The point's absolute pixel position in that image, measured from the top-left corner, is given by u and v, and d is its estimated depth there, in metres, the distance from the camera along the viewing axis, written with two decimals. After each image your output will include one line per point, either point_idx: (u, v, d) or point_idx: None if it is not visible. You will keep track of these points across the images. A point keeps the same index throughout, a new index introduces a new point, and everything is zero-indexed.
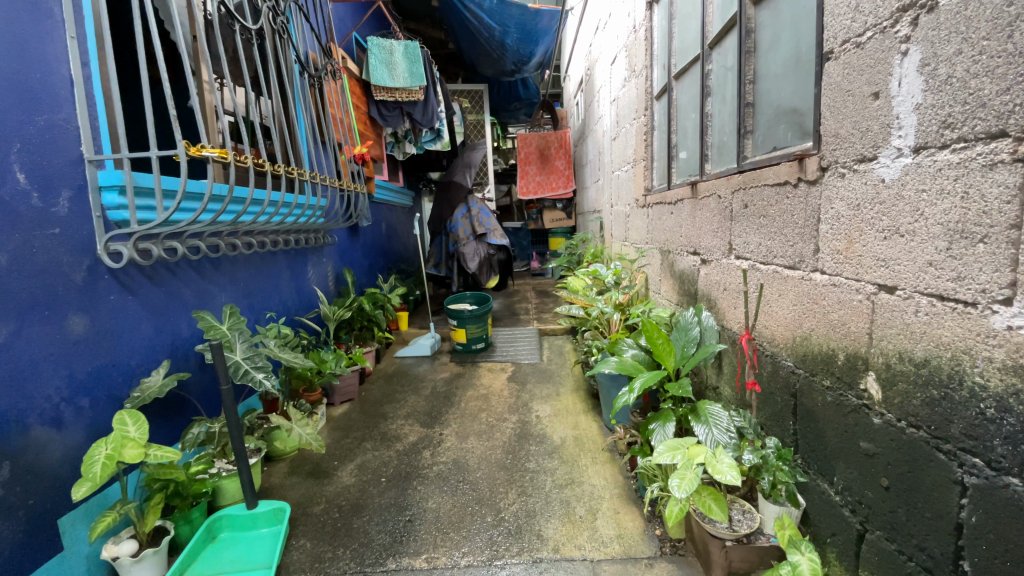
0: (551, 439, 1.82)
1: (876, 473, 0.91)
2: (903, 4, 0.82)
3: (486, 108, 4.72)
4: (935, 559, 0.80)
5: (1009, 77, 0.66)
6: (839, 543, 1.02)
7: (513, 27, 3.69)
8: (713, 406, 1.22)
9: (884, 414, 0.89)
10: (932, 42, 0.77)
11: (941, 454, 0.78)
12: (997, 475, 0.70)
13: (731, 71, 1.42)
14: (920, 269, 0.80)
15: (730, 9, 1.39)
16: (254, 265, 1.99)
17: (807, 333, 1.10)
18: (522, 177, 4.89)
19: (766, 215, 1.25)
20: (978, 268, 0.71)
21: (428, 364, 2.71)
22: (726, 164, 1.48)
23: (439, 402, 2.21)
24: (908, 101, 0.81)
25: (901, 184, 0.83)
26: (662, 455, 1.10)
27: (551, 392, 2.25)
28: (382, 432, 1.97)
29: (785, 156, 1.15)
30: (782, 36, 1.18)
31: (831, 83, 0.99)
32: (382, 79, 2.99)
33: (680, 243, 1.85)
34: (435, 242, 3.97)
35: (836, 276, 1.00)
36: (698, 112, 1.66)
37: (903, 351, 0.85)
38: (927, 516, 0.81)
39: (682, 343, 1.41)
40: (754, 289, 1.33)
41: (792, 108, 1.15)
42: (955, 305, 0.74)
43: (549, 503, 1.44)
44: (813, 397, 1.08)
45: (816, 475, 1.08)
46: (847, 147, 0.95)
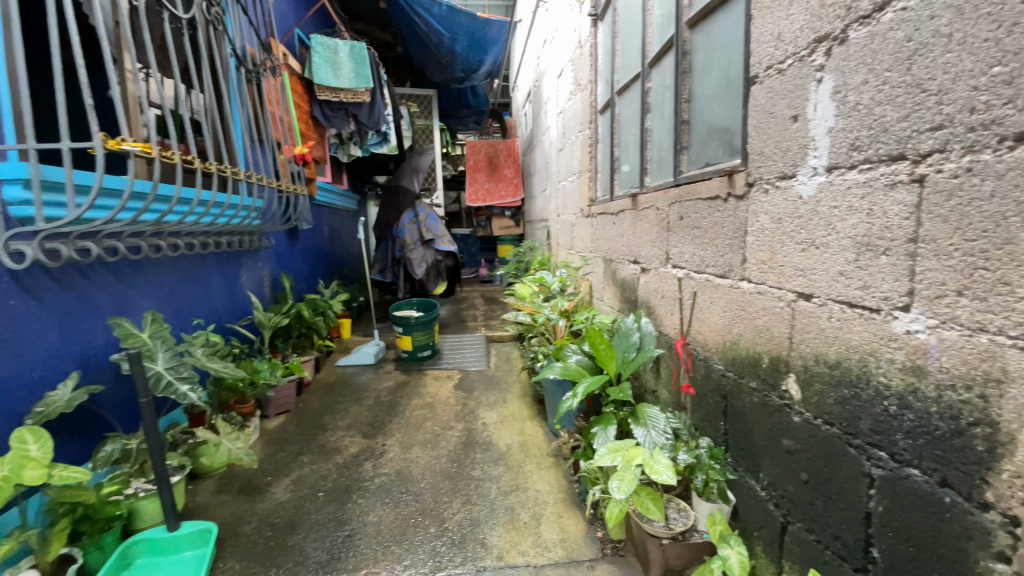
0: (497, 446, 1.81)
1: (797, 468, 0.98)
2: (818, 36, 0.90)
3: (434, 113, 4.70)
4: (848, 547, 0.87)
5: (907, 106, 0.74)
6: (765, 536, 1.07)
7: (463, 34, 3.78)
8: (652, 409, 1.27)
9: (803, 413, 0.96)
10: (843, 70, 0.85)
11: (852, 449, 0.85)
12: (900, 466, 0.77)
13: (669, 90, 1.49)
14: (832, 278, 0.88)
15: (667, 31, 1.46)
16: (179, 268, 1.85)
17: (735, 338, 1.17)
18: (470, 184, 4.87)
19: (700, 226, 1.32)
20: (881, 278, 0.78)
21: (371, 373, 2.63)
22: (664, 178, 1.56)
23: (382, 412, 2.14)
24: (823, 124, 0.90)
25: (816, 201, 0.91)
26: (604, 457, 1.13)
27: (497, 399, 2.24)
28: (320, 444, 1.88)
29: (716, 172, 1.23)
30: (714, 60, 1.26)
31: (757, 105, 1.08)
32: (325, 79, 2.91)
33: (621, 252, 1.91)
34: (380, 247, 3.89)
35: (761, 285, 1.07)
36: (638, 127, 1.73)
37: (819, 354, 0.92)
38: (841, 507, 0.88)
39: (623, 348, 1.46)
40: (688, 297, 1.40)
41: (723, 127, 1.23)
42: (862, 311, 0.82)
43: (493, 511, 1.43)
44: (741, 398, 1.15)
45: (744, 471, 1.14)
46: (770, 165, 1.03)
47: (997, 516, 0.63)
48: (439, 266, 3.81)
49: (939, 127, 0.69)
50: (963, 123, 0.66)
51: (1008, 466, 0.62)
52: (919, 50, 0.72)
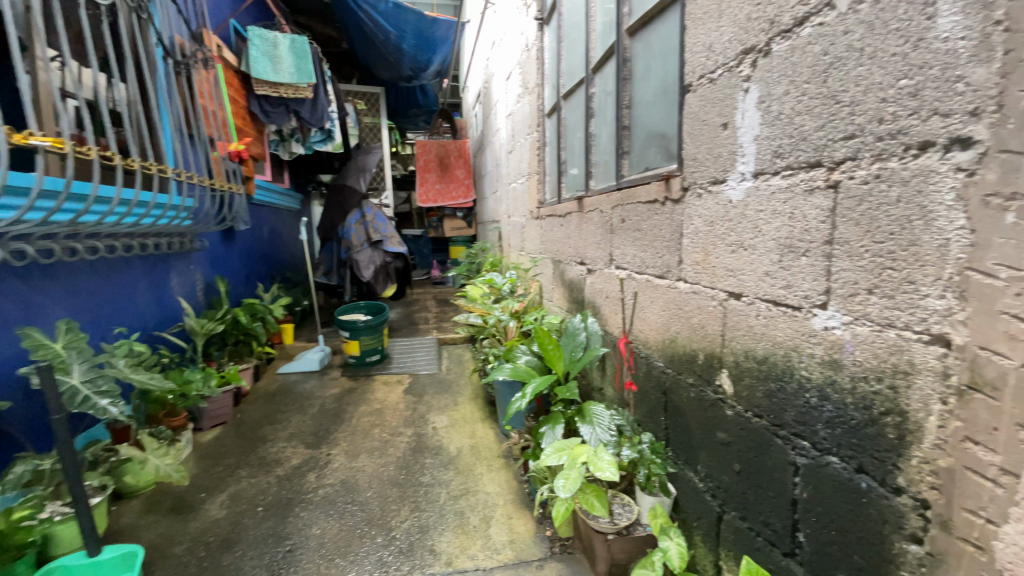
0: (447, 450, 1.79)
1: (731, 459, 1.03)
2: (745, 48, 0.95)
3: (382, 112, 4.61)
4: (777, 532, 0.92)
5: (823, 116, 0.80)
6: (704, 526, 1.12)
7: (410, 33, 3.76)
8: (597, 406, 1.30)
9: (735, 407, 1.01)
10: (767, 81, 0.91)
11: (779, 439, 0.90)
12: (821, 454, 0.82)
13: (611, 96, 1.53)
14: (759, 277, 0.93)
15: (609, 38, 1.50)
16: (98, 273, 1.71)
17: (673, 336, 1.22)
18: (421, 185, 4.79)
19: (640, 229, 1.37)
20: (802, 278, 0.84)
21: (316, 380, 2.53)
22: (607, 182, 1.60)
23: (327, 420, 2.07)
24: (750, 132, 0.95)
25: (745, 205, 0.97)
26: (550, 457, 1.14)
27: (448, 402, 2.22)
28: (259, 457, 1.79)
29: (654, 176, 1.28)
30: (652, 68, 1.31)
31: (691, 113, 1.13)
32: (264, 73, 2.79)
33: (569, 253, 1.94)
34: (326, 249, 3.77)
35: (696, 285, 1.13)
36: (583, 132, 1.76)
37: (748, 350, 0.97)
38: (770, 495, 0.93)
39: (570, 348, 1.49)
40: (630, 296, 1.45)
41: (661, 133, 1.28)
42: (786, 308, 0.88)
43: (442, 516, 1.42)
44: (679, 393, 1.20)
45: (684, 464, 1.19)
46: (703, 170, 1.09)
47: (908, 499, 0.68)
48: (388, 268, 3.73)
49: (852, 136, 0.75)
50: (872, 133, 0.72)
51: (916, 452, 0.67)
52: (835, 64, 0.77)
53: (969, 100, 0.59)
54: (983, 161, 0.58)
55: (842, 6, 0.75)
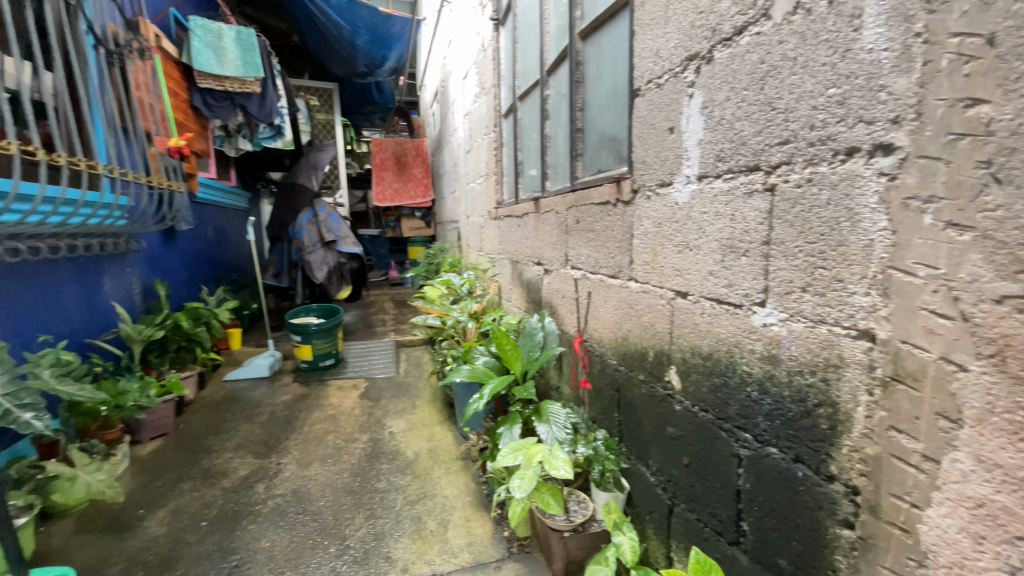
0: (404, 455, 1.76)
1: (680, 453, 1.06)
2: (689, 54, 0.99)
3: (336, 109, 4.50)
4: (723, 523, 0.95)
5: (761, 122, 0.84)
6: (656, 519, 1.15)
7: (364, 29, 3.65)
8: (554, 405, 1.31)
9: (683, 402, 1.04)
10: (710, 87, 0.94)
11: (723, 432, 0.94)
12: (762, 446, 0.86)
13: (564, 98, 1.55)
14: (704, 277, 0.97)
15: (562, 41, 1.52)
16: (20, 276, 1.58)
17: (626, 334, 1.24)
18: (377, 183, 4.69)
19: (594, 230, 1.39)
20: (743, 277, 0.88)
21: (267, 387, 2.43)
22: (562, 183, 1.62)
23: (278, 428, 1.99)
24: (694, 136, 0.99)
25: (690, 207, 1.01)
26: (506, 457, 1.14)
27: (406, 406, 2.18)
28: (204, 469, 1.70)
29: (606, 178, 1.30)
30: (604, 71, 1.33)
31: (639, 117, 1.16)
32: (207, 65, 2.65)
33: (526, 254, 1.95)
34: (276, 249, 3.62)
35: (646, 284, 1.16)
36: (539, 133, 1.78)
37: (694, 347, 1.01)
38: (716, 486, 0.96)
39: (528, 348, 1.49)
40: (584, 296, 1.47)
41: (612, 136, 1.30)
42: (728, 306, 0.91)
43: (399, 522, 1.39)
44: (632, 390, 1.22)
45: (637, 459, 1.22)
46: (652, 173, 1.12)
47: (840, 486, 0.72)
48: (342, 269, 3.67)
49: (786, 142, 0.79)
50: (805, 139, 0.76)
51: (847, 441, 0.71)
52: (771, 72, 0.81)
53: (891, 109, 0.63)
54: (903, 167, 0.62)
55: (777, 17, 0.79)
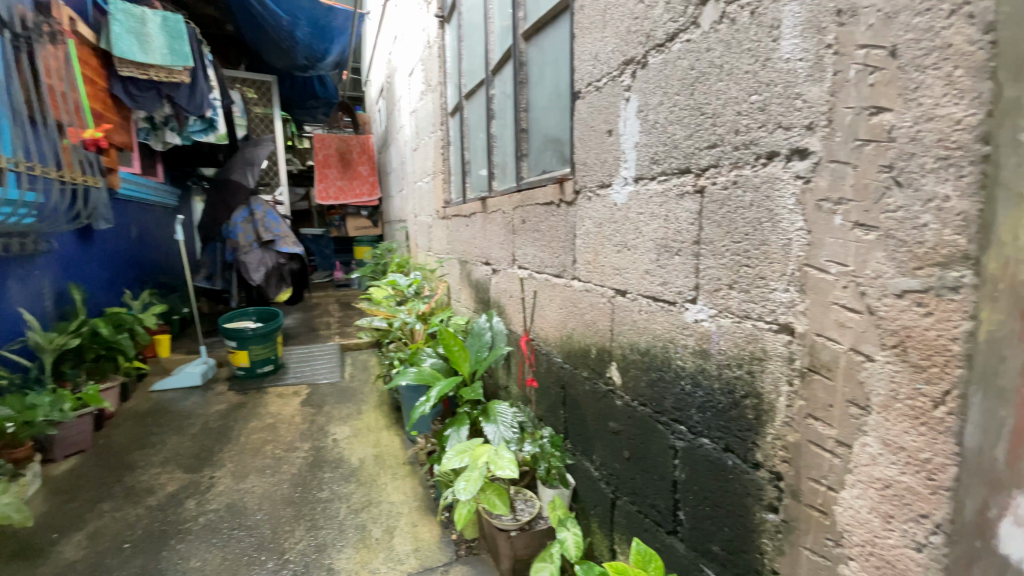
0: (348, 462, 1.70)
1: (621, 447, 1.09)
2: (626, 59, 1.01)
3: (275, 102, 4.32)
4: (662, 513, 0.98)
5: (691, 126, 0.87)
6: (600, 513, 1.17)
7: (304, 20, 3.48)
8: (501, 405, 1.30)
9: (624, 397, 1.07)
10: (645, 92, 0.97)
11: (660, 425, 0.97)
12: (695, 437, 0.89)
13: (509, 98, 1.55)
14: (641, 275, 1.00)
15: (506, 41, 1.52)
16: None
17: (570, 332, 1.26)
18: (321, 180, 4.52)
19: (539, 230, 1.40)
20: (676, 275, 0.91)
21: (200, 396, 2.29)
22: (508, 183, 1.62)
23: (212, 440, 1.88)
24: (631, 139, 1.02)
25: (627, 208, 1.04)
26: (452, 460, 1.12)
27: (351, 411, 2.11)
28: (127, 487, 1.58)
29: (550, 179, 1.32)
30: (547, 73, 1.34)
31: (580, 119, 1.18)
32: (129, 52, 2.46)
33: (474, 254, 1.94)
34: (208, 249, 3.47)
35: (588, 284, 1.18)
36: (485, 133, 1.77)
37: (633, 343, 1.03)
38: (655, 478, 0.99)
39: (476, 349, 1.48)
40: (530, 295, 1.49)
41: (556, 137, 1.32)
42: (663, 304, 0.95)
43: (342, 532, 1.34)
44: (576, 387, 1.24)
45: (581, 455, 1.24)
46: (592, 174, 1.14)
47: (765, 473, 0.76)
48: (281, 270, 3.54)
49: (714, 145, 0.83)
50: (731, 143, 0.79)
51: (770, 430, 0.75)
52: (700, 78, 0.84)
53: (806, 116, 0.67)
54: (817, 170, 0.67)
55: (705, 25, 0.82)
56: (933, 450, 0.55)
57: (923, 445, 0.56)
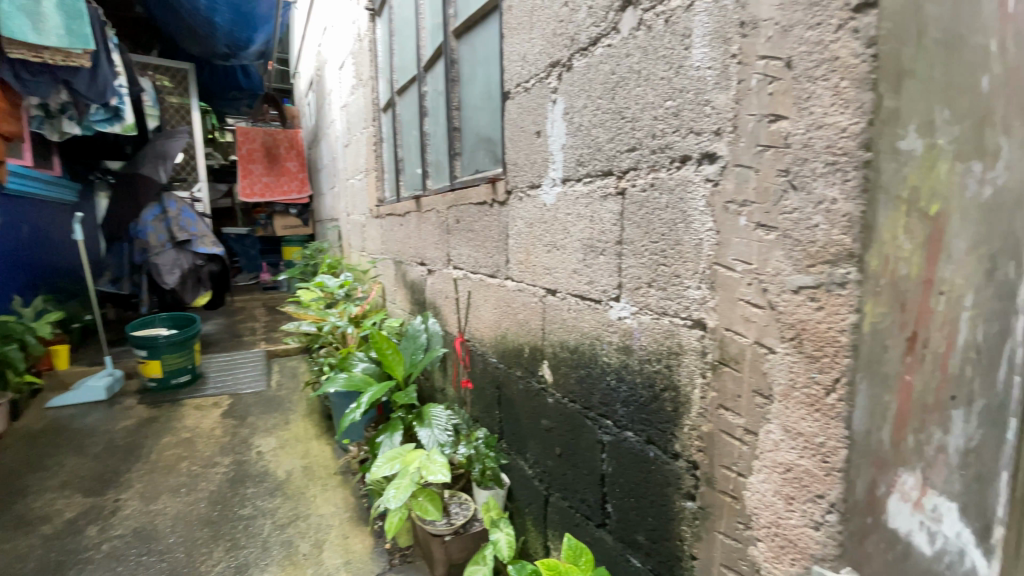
0: (274, 476, 1.61)
1: (552, 444, 1.10)
2: (552, 61, 1.03)
3: (193, 92, 4.07)
4: (591, 507, 1.00)
5: (613, 129, 0.89)
6: (533, 511, 1.18)
7: (225, 6, 3.29)
8: (435, 408, 1.28)
9: (555, 395, 1.08)
10: (570, 94, 0.99)
11: (589, 420, 0.99)
12: (620, 431, 0.92)
13: (441, 96, 1.53)
14: (569, 274, 1.02)
15: (437, 38, 1.49)
16: None
17: (504, 332, 1.26)
18: (244, 176, 4.26)
19: (472, 230, 1.39)
20: (602, 274, 0.94)
21: (106, 411, 2.09)
22: (442, 182, 1.60)
23: (119, 459, 1.71)
24: (558, 140, 1.03)
25: (556, 208, 1.05)
26: (382, 468, 1.08)
27: (278, 422, 2.00)
28: (14, 517, 1.40)
29: (483, 178, 1.31)
30: (477, 72, 1.33)
31: (510, 119, 1.18)
32: (20, 32, 2.16)
33: (409, 254, 1.90)
34: (113, 251, 3.19)
35: (520, 283, 1.18)
36: (417, 130, 1.73)
37: (562, 342, 1.05)
38: (584, 472, 1.01)
39: (410, 351, 1.44)
40: (464, 296, 1.47)
41: (487, 137, 1.31)
42: (590, 302, 0.97)
43: (266, 550, 1.27)
44: (509, 387, 1.25)
45: (515, 454, 1.24)
46: (523, 174, 1.15)
47: (683, 462, 0.80)
48: (199, 272, 3.29)
49: (634, 148, 0.85)
50: (648, 147, 0.82)
51: (687, 421, 0.79)
52: (620, 83, 0.87)
53: (714, 122, 0.71)
54: (724, 174, 0.70)
55: (624, 31, 0.85)
56: (826, 434, 0.60)
57: (818, 429, 0.60)
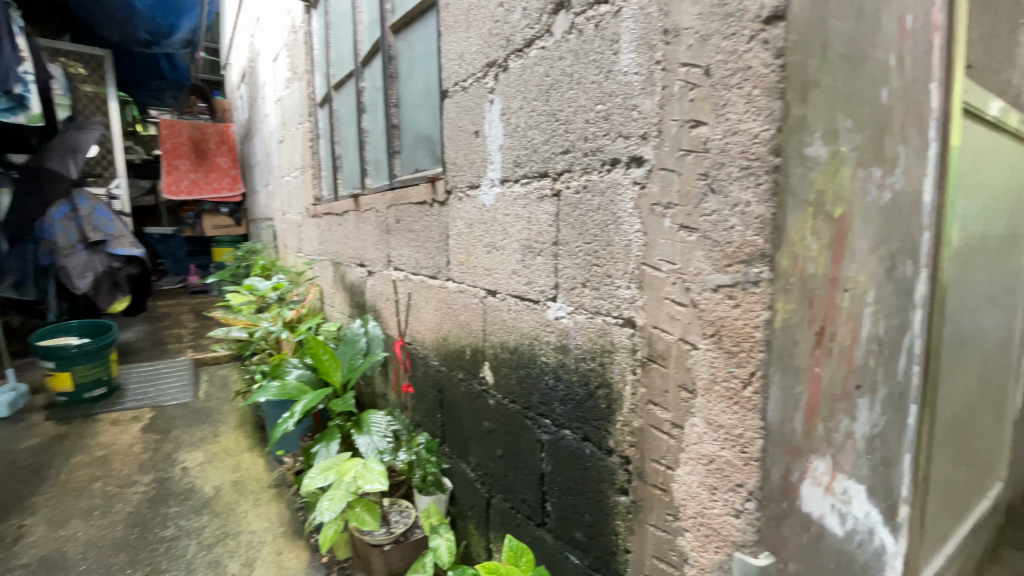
0: (199, 493, 1.51)
1: (493, 445, 1.09)
2: (489, 61, 1.02)
3: (111, 80, 3.78)
4: (531, 507, 1.01)
5: (548, 131, 0.90)
6: (476, 514, 1.17)
7: None
8: (375, 414, 1.24)
9: (496, 396, 1.08)
10: (507, 95, 0.99)
11: (528, 420, 0.99)
12: (558, 429, 0.93)
13: (379, 92, 1.49)
14: (508, 275, 1.02)
15: (375, 33, 1.45)
16: None
17: (445, 334, 1.24)
18: (168, 172, 4.06)
19: (413, 230, 1.36)
20: (539, 274, 0.94)
21: (7, 430, 1.88)
22: (381, 181, 1.56)
23: (20, 483, 1.55)
24: (495, 141, 1.03)
25: (495, 208, 1.05)
26: (315, 479, 1.04)
27: (206, 434, 1.88)
28: None
29: (422, 178, 1.29)
30: (415, 69, 1.31)
31: (449, 118, 1.17)
32: None
33: (348, 255, 1.83)
34: (14, 253, 2.79)
35: (461, 284, 1.17)
36: (355, 128, 1.68)
37: (503, 343, 1.05)
38: (524, 472, 1.01)
39: (349, 356, 1.39)
40: (405, 298, 1.44)
41: (426, 135, 1.29)
42: (529, 302, 0.97)
43: (190, 573, 1.19)
44: (451, 390, 1.23)
45: (457, 458, 1.23)
46: (462, 175, 1.14)
47: (617, 458, 0.81)
48: (115, 275, 3.13)
49: (567, 151, 0.86)
50: (581, 149, 0.83)
51: (619, 417, 0.80)
52: (554, 85, 0.87)
53: (641, 126, 0.73)
54: (650, 177, 0.72)
55: (557, 33, 0.85)
56: (744, 426, 0.62)
57: (737, 421, 0.63)
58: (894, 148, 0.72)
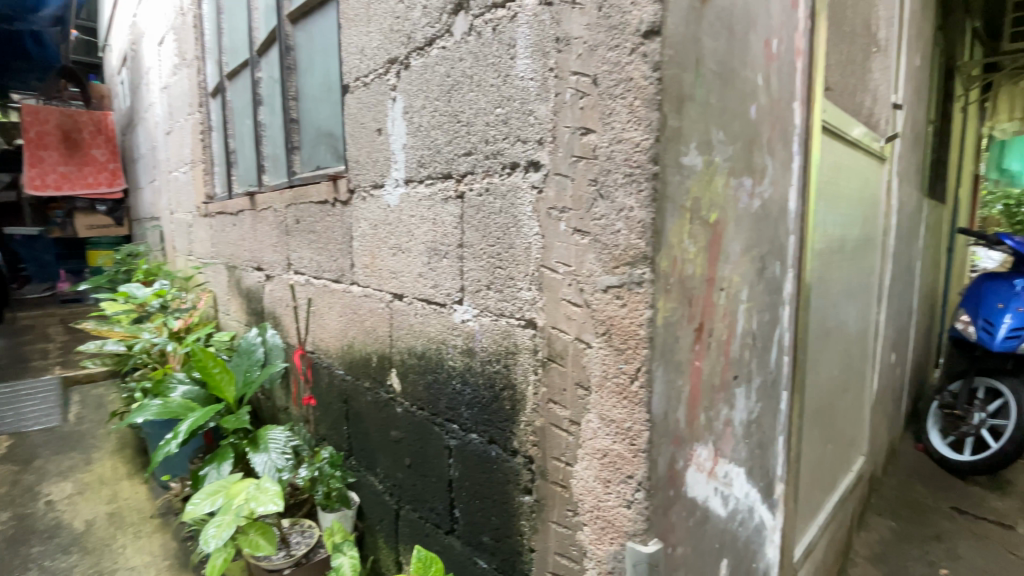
0: (67, 530, 1.33)
1: (402, 454, 1.06)
2: (390, 57, 0.99)
3: None
4: (440, 515, 0.99)
5: (450, 132, 0.89)
6: (385, 527, 1.13)
7: None
8: (273, 429, 1.16)
9: (404, 403, 1.05)
10: (409, 94, 0.96)
11: (436, 426, 0.98)
12: (466, 433, 0.92)
13: (276, 84, 1.40)
14: (415, 278, 0.99)
15: (270, 21, 1.36)
16: None
17: (351, 341, 1.19)
18: (32, 164, 3.53)
19: (314, 231, 1.29)
20: (444, 277, 0.93)
21: None
22: (280, 178, 1.46)
23: None
24: (399, 140, 1.00)
25: (399, 210, 1.02)
26: (200, 505, 0.95)
27: (78, 462, 1.66)
28: None
29: (323, 176, 1.23)
30: (315, 61, 1.24)
31: (351, 115, 1.12)
32: None
33: (244, 258, 1.70)
34: None
35: (366, 288, 1.13)
36: (252, 121, 1.57)
37: (409, 348, 1.02)
38: (433, 480, 1.00)
39: (244, 369, 1.29)
40: (306, 304, 1.36)
41: (328, 131, 1.23)
42: (435, 306, 0.95)
43: None
44: (358, 399, 1.18)
45: (365, 470, 1.18)
46: (365, 174, 1.10)
47: (521, 458, 0.82)
48: None
49: (470, 153, 0.86)
50: (482, 152, 0.83)
51: (522, 418, 0.81)
52: (455, 87, 0.87)
53: (537, 131, 0.74)
54: (546, 181, 0.74)
55: (457, 34, 0.85)
56: (632, 419, 0.65)
57: (626, 416, 0.65)
58: (762, 159, 0.79)
